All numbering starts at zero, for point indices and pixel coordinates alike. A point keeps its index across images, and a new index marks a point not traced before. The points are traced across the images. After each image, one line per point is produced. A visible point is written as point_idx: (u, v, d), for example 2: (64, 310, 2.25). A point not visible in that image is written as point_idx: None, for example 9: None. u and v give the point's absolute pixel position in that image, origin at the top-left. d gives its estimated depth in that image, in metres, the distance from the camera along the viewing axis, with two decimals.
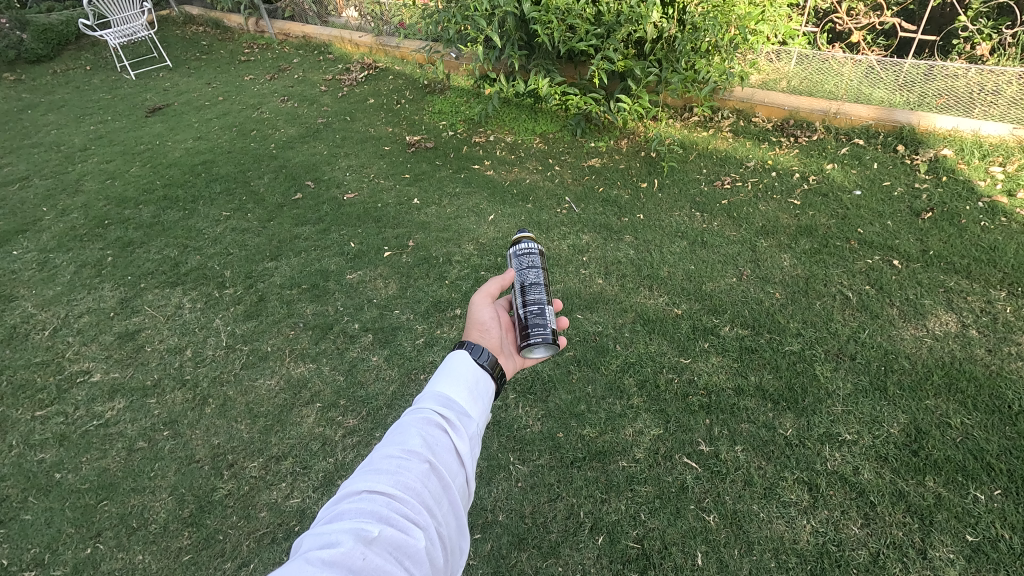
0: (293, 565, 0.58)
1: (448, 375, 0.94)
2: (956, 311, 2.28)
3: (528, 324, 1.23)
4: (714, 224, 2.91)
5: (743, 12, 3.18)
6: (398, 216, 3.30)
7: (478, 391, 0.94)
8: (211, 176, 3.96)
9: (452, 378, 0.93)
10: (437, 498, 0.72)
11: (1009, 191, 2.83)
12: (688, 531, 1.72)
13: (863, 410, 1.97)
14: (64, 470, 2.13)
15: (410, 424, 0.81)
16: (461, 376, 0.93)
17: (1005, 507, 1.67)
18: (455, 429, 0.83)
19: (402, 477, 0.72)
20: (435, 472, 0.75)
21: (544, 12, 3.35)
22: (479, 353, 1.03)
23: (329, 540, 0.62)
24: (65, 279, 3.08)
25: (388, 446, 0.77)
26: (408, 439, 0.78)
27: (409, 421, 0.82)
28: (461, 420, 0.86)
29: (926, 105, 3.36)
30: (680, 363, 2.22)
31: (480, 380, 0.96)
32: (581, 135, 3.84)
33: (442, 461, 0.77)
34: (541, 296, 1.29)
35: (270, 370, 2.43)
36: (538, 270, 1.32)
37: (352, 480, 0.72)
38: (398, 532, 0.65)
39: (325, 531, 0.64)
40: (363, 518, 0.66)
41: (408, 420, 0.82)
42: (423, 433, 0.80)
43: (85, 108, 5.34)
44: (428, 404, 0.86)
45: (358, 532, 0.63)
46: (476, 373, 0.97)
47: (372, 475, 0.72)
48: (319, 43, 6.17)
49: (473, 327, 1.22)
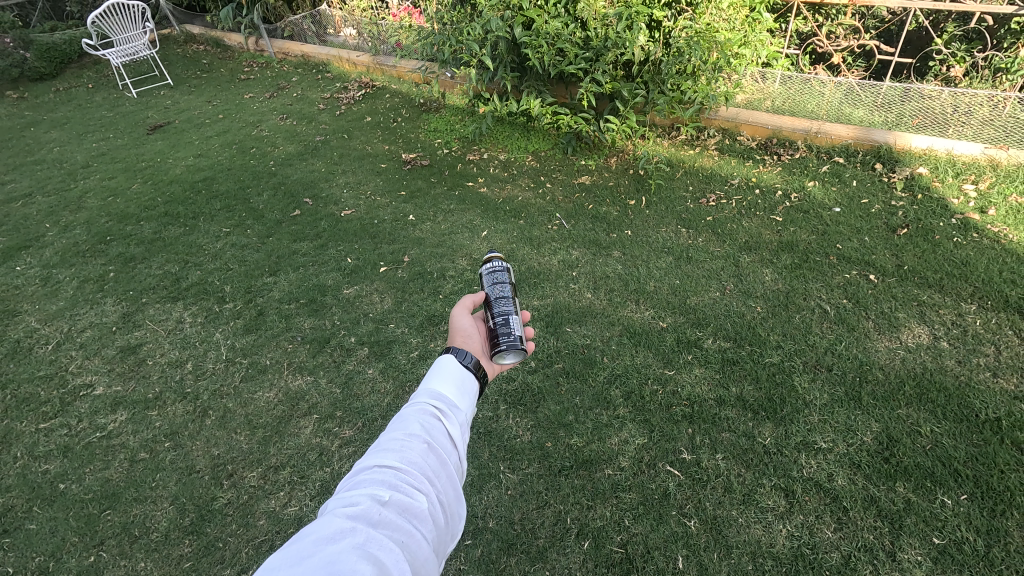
0: (321, 521, 0.69)
1: (440, 373, 1.05)
2: (928, 324, 2.40)
3: (500, 332, 1.33)
4: (699, 240, 3.03)
5: (724, 38, 3.28)
6: (394, 233, 3.42)
7: (467, 385, 1.06)
8: (211, 193, 4.08)
9: (443, 374, 1.04)
10: (437, 471, 0.83)
11: (981, 208, 2.96)
12: (670, 536, 1.82)
13: (838, 419, 2.08)
14: (68, 480, 2.21)
15: (409, 413, 0.92)
16: (451, 373, 1.05)
17: (971, 511, 1.77)
18: (448, 416, 0.95)
19: (407, 454, 0.83)
20: (433, 451, 0.86)
21: (534, 36, 3.49)
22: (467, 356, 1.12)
23: (349, 502, 0.73)
24: (69, 294, 3.18)
25: (391, 430, 0.88)
26: (409, 424, 0.89)
27: (409, 410, 0.93)
28: (453, 409, 0.97)
29: (903, 125, 3.52)
30: (664, 374, 2.33)
31: (468, 376, 1.08)
32: (572, 152, 3.98)
33: (438, 442, 0.88)
34: (509, 308, 1.40)
35: (269, 383, 2.53)
36: (507, 284, 1.44)
37: (363, 458, 0.82)
38: (405, 497, 0.76)
39: (343, 496, 0.75)
40: (376, 485, 0.76)
41: (408, 410, 0.93)
42: (422, 420, 0.91)
43: (88, 126, 5.47)
44: (424, 396, 0.97)
45: (372, 497, 0.74)
46: (464, 371, 1.08)
47: (380, 452, 0.82)
48: (318, 62, 6.34)
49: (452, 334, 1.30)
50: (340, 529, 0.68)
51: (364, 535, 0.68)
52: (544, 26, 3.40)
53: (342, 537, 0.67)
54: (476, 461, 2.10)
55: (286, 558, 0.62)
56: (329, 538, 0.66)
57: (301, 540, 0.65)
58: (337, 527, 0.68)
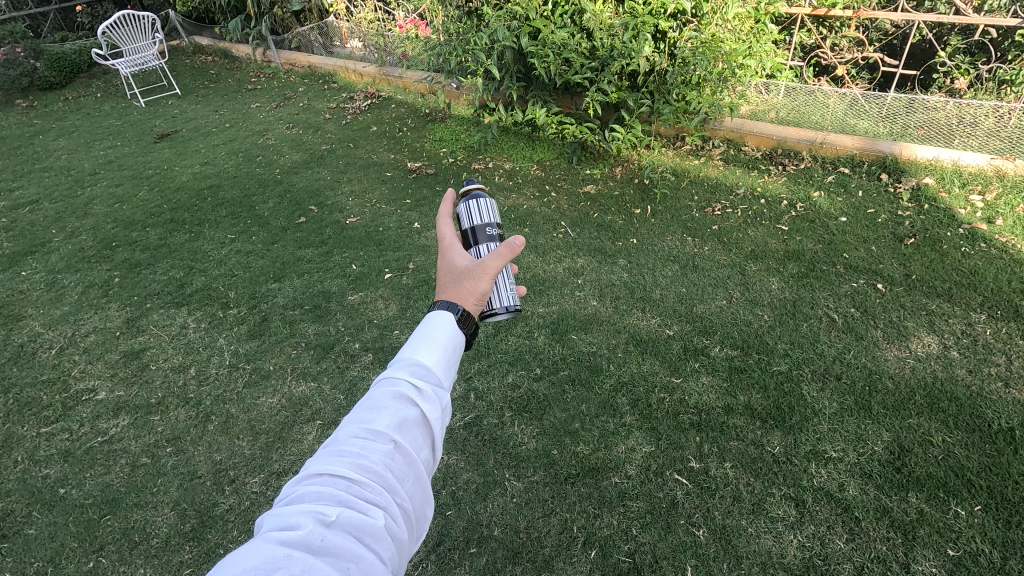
0: (252, 549, 0.58)
1: (424, 340, 0.89)
2: (937, 333, 2.37)
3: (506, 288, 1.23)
4: (705, 249, 3.02)
5: (730, 49, 3.31)
6: (399, 240, 3.42)
7: (453, 355, 0.90)
8: (217, 201, 4.09)
9: (428, 342, 0.88)
10: (402, 475, 0.72)
11: (988, 218, 2.94)
12: (678, 546, 1.78)
13: (848, 428, 2.05)
14: (69, 485, 2.19)
15: (377, 400, 0.79)
16: (435, 340, 0.89)
17: (986, 523, 1.73)
18: (426, 401, 0.81)
19: (366, 458, 0.71)
20: (401, 451, 0.74)
21: (541, 46, 3.50)
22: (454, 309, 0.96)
23: (289, 523, 0.62)
24: (73, 299, 3.17)
25: (352, 424, 0.76)
26: (375, 415, 0.77)
27: (377, 396, 0.79)
28: (433, 390, 0.83)
29: (909, 136, 3.52)
30: (671, 382, 2.30)
31: (455, 342, 0.91)
32: (577, 162, 3.97)
33: (408, 438, 0.76)
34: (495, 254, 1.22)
35: (272, 389, 2.51)
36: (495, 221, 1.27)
37: (315, 461, 0.71)
38: (359, 513, 0.65)
39: (283, 513, 0.64)
40: (325, 499, 0.65)
41: (377, 395, 0.80)
42: (392, 409, 0.78)
43: (96, 134, 5.51)
44: (397, 375, 0.83)
45: (317, 516, 0.63)
46: (454, 336, 0.92)
47: (335, 455, 0.71)
48: (324, 73, 6.39)
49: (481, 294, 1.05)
50: (271, 560, 0.57)
51: (300, 563, 0.57)
52: (550, 35, 3.40)
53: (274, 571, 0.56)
54: (481, 469, 2.08)
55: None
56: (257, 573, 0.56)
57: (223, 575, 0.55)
58: (269, 557, 0.58)
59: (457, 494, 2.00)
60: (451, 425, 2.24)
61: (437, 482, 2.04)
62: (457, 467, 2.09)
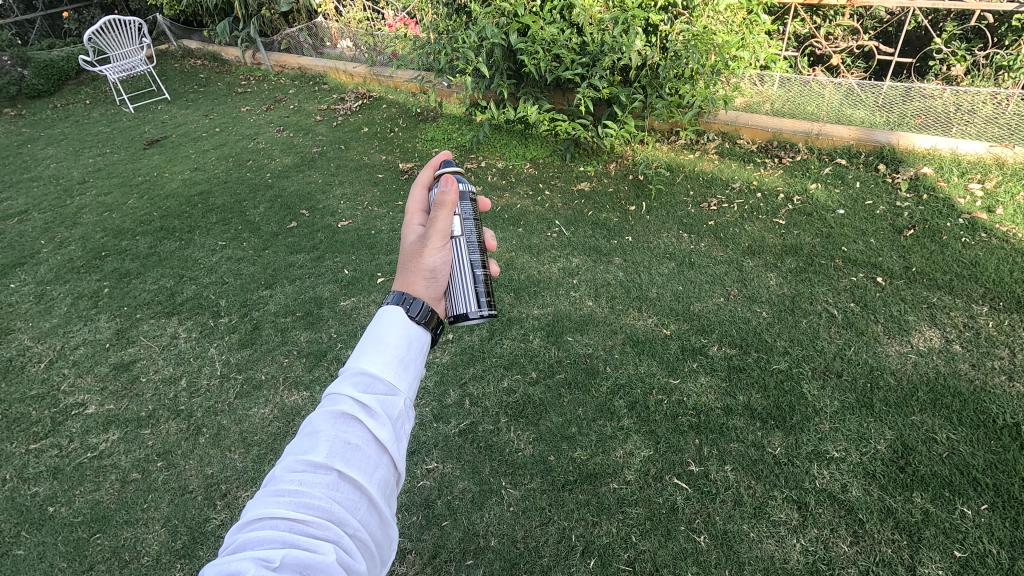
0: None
1: (372, 346, 0.86)
2: (939, 327, 2.32)
3: (480, 280, 1.16)
4: (701, 245, 2.96)
5: (721, 41, 3.23)
6: (391, 243, 3.36)
7: (405, 357, 0.87)
8: (207, 207, 4.02)
9: (374, 348, 0.86)
10: (349, 504, 0.71)
11: (988, 208, 2.88)
12: (679, 553, 1.73)
13: (851, 427, 1.99)
14: (57, 503, 2.14)
15: (319, 426, 0.77)
16: (377, 345, 0.86)
17: (992, 522, 1.68)
18: (373, 418, 0.79)
19: (310, 493, 0.70)
20: (347, 478, 0.73)
21: (530, 43, 3.42)
22: (410, 305, 0.93)
23: (230, 571, 0.61)
24: (62, 311, 3.12)
25: (293, 456, 0.75)
26: (317, 444, 0.75)
27: (320, 421, 0.78)
28: (382, 404, 0.81)
29: (905, 125, 3.45)
30: (669, 383, 2.25)
31: (404, 343, 0.88)
32: (570, 159, 3.91)
33: (356, 462, 0.75)
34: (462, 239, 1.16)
35: (263, 399, 2.45)
36: (471, 201, 1.23)
37: (256, 500, 0.70)
38: (304, 551, 0.63)
39: (225, 560, 0.62)
40: (267, 545, 0.64)
41: (321, 419, 0.78)
42: (336, 434, 0.76)
43: (85, 142, 5.44)
44: (342, 394, 0.80)
45: (260, 561, 0.62)
46: (408, 335, 0.89)
47: (277, 494, 0.70)
48: (314, 74, 6.30)
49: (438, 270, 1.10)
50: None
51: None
52: (540, 32, 3.31)
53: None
54: (477, 477, 2.02)
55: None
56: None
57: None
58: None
59: (453, 503, 1.95)
60: (447, 433, 2.18)
61: (432, 492, 1.99)
62: (452, 476, 2.04)
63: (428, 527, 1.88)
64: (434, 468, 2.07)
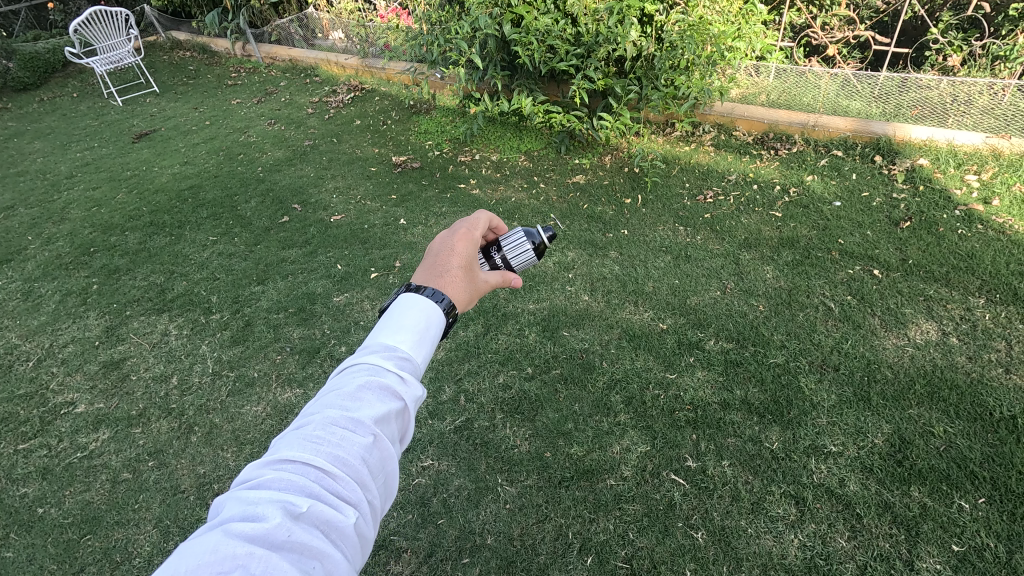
0: (207, 546, 0.54)
1: (412, 326, 0.85)
2: (936, 319, 2.30)
3: None
4: (697, 238, 2.93)
5: (718, 31, 3.17)
6: (384, 237, 3.31)
7: (429, 340, 0.86)
8: (198, 201, 3.96)
9: (413, 331, 0.84)
10: (376, 469, 0.69)
11: (984, 199, 2.86)
12: (677, 549, 1.72)
13: (848, 421, 1.98)
14: (47, 504, 2.10)
15: (358, 384, 0.74)
16: (408, 322, 0.85)
17: (990, 515, 1.67)
18: (407, 393, 0.76)
19: (344, 449, 0.66)
20: (379, 444, 0.70)
21: (524, 34, 3.36)
22: (432, 293, 0.92)
23: (253, 514, 0.58)
24: (50, 308, 3.06)
25: (328, 404, 0.71)
26: (355, 400, 0.72)
27: (359, 378, 0.75)
28: (412, 378, 0.79)
29: (901, 116, 3.40)
30: (666, 378, 2.22)
31: (430, 326, 0.87)
32: (566, 151, 3.87)
33: (387, 431, 0.72)
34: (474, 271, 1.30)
35: (256, 397, 2.41)
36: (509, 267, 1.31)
37: (286, 442, 0.67)
38: (328, 508, 0.61)
39: (250, 497, 0.60)
40: (292, 491, 0.62)
41: (360, 376, 0.75)
42: (374, 396, 0.73)
43: (72, 135, 5.34)
44: (376, 359, 0.78)
45: (285, 507, 0.59)
46: (435, 327, 0.88)
47: (309, 440, 0.67)
48: (305, 66, 6.21)
49: (426, 252, 1.06)
50: (229, 558, 0.53)
51: (259, 565, 0.53)
52: (534, 23, 3.25)
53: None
54: (472, 475, 2.00)
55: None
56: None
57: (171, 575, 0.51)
58: (226, 555, 0.54)
59: (449, 501, 1.92)
60: (442, 429, 2.15)
61: (428, 490, 1.96)
62: (448, 473, 2.01)
63: (423, 525, 1.86)
64: (429, 466, 2.04)
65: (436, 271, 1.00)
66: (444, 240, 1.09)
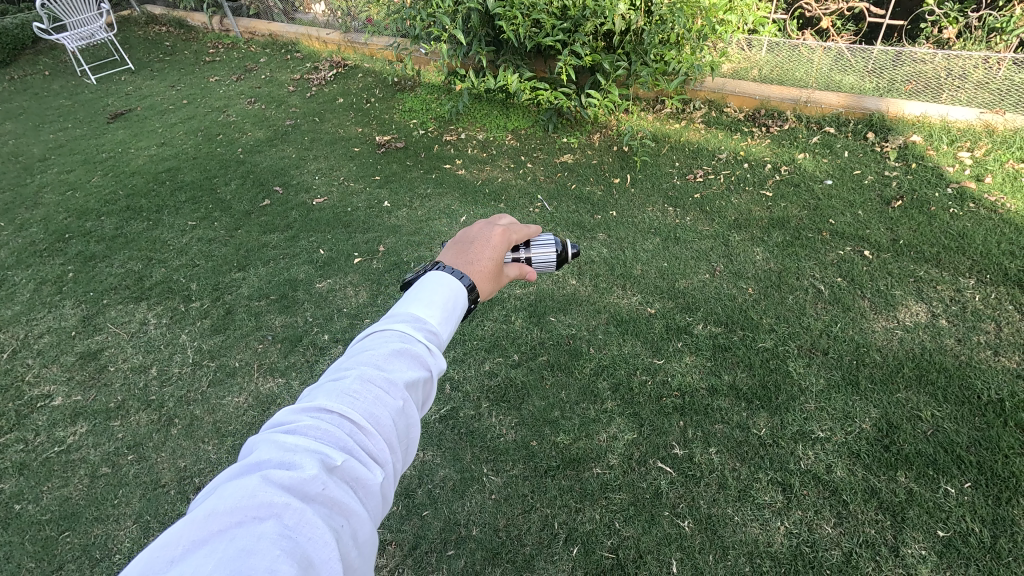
0: (244, 490, 0.48)
1: (441, 300, 0.78)
2: (926, 301, 2.26)
3: None
4: (687, 219, 2.86)
5: (709, 3, 3.06)
6: (367, 220, 3.20)
7: (456, 317, 0.79)
8: (176, 184, 3.83)
9: (442, 307, 0.77)
10: (402, 434, 0.63)
11: (977, 176, 2.81)
12: (663, 538, 1.69)
13: (836, 406, 1.95)
14: (24, 501, 2.05)
15: (390, 346, 0.67)
16: (437, 298, 0.78)
17: (975, 500, 1.65)
18: (435, 364, 0.70)
19: (378, 407, 0.60)
20: (408, 410, 0.64)
21: (509, 7, 3.20)
22: (459, 274, 0.85)
23: (288, 462, 0.52)
24: (24, 297, 2.96)
25: (361, 360, 0.65)
26: (388, 362, 0.65)
27: (392, 341, 0.68)
28: (439, 351, 0.73)
29: (895, 90, 3.28)
30: (654, 364, 2.18)
31: (457, 303, 0.80)
32: (553, 130, 3.76)
33: (415, 398, 0.66)
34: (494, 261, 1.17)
35: (237, 387, 2.35)
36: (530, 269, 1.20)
37: (318, 393, 0.61)
38: (359, 466, 0.56)
39: (284, 445, 0.54)
40: (325, 444, 0.55)
41: (392, 340, 0.69)
42: (407, 362, 0.67)
43: (44, 116, 5.14)
44: (407, 326, 0.71)
45: (320, 459, 0.54)
46: (460, 307, 0.81)
47: (343, 394, 0.60)
48: (285, 41, 6.01)
49: (458, 236, 0.99)
50: (265, 506, 0.48)
51: (295, 515, 0.48)
52: None
53: (262, 521, 0.47)
54: (457, 465, 1.96)
55: (188, 538, 0.45)
56: (244, 521, 0.46)
57: (209, 514, 0.46)
58: (263, 501, 0.48)
59: (434, 492, 1.88)
60: (426, 419, 2.10)
61: (413, 481, 1.92)
62: (433, 464, 1.96)
63: (408, 517, 1.82)
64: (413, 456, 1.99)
65: (467, 258, 0.92)
66: (479, 229, 1.01)
